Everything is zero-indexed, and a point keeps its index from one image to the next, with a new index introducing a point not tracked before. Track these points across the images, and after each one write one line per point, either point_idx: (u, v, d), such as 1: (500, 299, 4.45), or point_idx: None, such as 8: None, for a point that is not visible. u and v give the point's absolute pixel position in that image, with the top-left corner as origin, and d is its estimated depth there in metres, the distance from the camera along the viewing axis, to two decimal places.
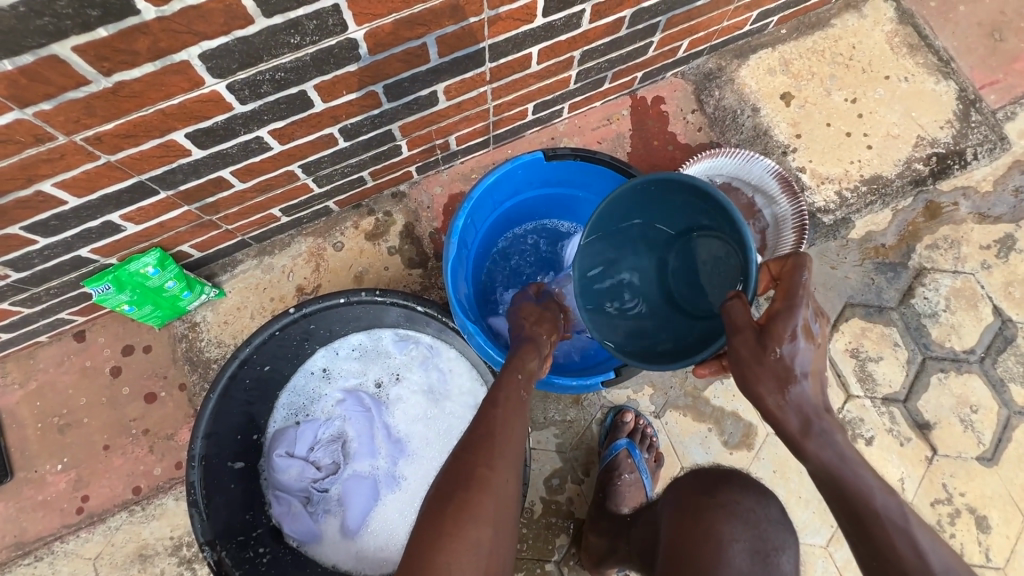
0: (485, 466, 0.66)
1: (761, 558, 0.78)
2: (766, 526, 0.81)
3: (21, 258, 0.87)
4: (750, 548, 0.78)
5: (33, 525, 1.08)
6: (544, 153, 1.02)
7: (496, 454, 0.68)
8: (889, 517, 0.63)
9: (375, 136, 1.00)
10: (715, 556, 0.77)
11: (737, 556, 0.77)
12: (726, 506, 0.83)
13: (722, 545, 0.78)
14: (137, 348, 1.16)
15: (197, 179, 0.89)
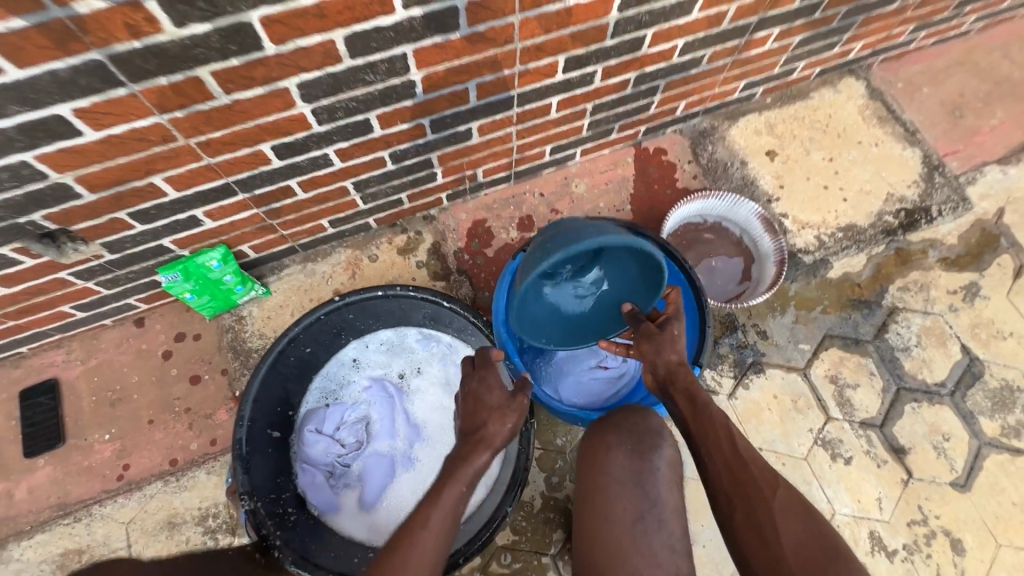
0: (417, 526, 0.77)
1: (638, 456, 0.90)
2: (644, 432, 0.93)
3: (117, 241, 1.04)
4: (629, 450, 0.90)
5: (76, 489, 1.18)
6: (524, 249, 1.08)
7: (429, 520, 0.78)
8: (720, 418, 0.87)
9: (417, 162, 1.19)
10: (601, 458, 0.91)
11: (617, 457, 0.90)
12: (615, 422, 0.95)
13: (606, 452, 0.91)
14: (188, 336, 1.30)
15: (271, 185, 1.07)
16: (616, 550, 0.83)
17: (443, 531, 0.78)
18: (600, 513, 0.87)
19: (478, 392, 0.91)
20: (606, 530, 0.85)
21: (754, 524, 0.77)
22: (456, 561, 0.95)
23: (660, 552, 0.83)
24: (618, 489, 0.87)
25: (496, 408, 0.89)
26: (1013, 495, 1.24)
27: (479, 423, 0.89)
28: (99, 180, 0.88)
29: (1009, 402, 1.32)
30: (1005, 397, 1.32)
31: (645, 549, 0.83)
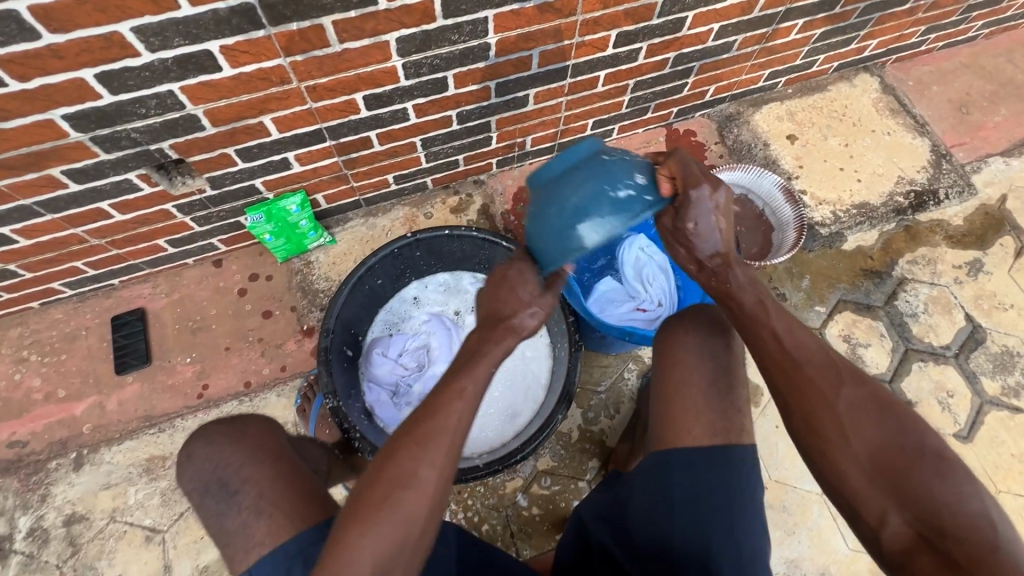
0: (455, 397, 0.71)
1: (714, 338, 0.92)
2: (717, 319, 0.94)
3: (220, 177, 1.18)
4: (703, 332, 0.93)
5: (161, 404, 1.31)
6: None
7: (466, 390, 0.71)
8: (775, 320, 0.79)
9: (479, 124, 1.34)
10: (677, 339, 0.94)
11: (692, 339, 0.93)
12: (684, 313, 0.98)
13: (682, 332, 0.94)
14: (261, 276, 1.44)
15: (355, 134, 1.21)
16: (692, 408, 0.87)
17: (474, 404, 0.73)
18: (678, 379, 0.90)
19: (514, 280, 0.81)
20: (685, 392, 0.89)
21: (818, 434, 0.72)
22: (512, 462, 1.07)
23: (735, 413, 0.86)
24: (692, 364, 0.91)
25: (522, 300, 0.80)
26: (1012, 448, 1.35)
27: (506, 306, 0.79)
28: (222, 115, 1.03)
29: (1009, 365, 1.43)
30: (1005, 361, 1.43)
31: (721, 407, 0.86)
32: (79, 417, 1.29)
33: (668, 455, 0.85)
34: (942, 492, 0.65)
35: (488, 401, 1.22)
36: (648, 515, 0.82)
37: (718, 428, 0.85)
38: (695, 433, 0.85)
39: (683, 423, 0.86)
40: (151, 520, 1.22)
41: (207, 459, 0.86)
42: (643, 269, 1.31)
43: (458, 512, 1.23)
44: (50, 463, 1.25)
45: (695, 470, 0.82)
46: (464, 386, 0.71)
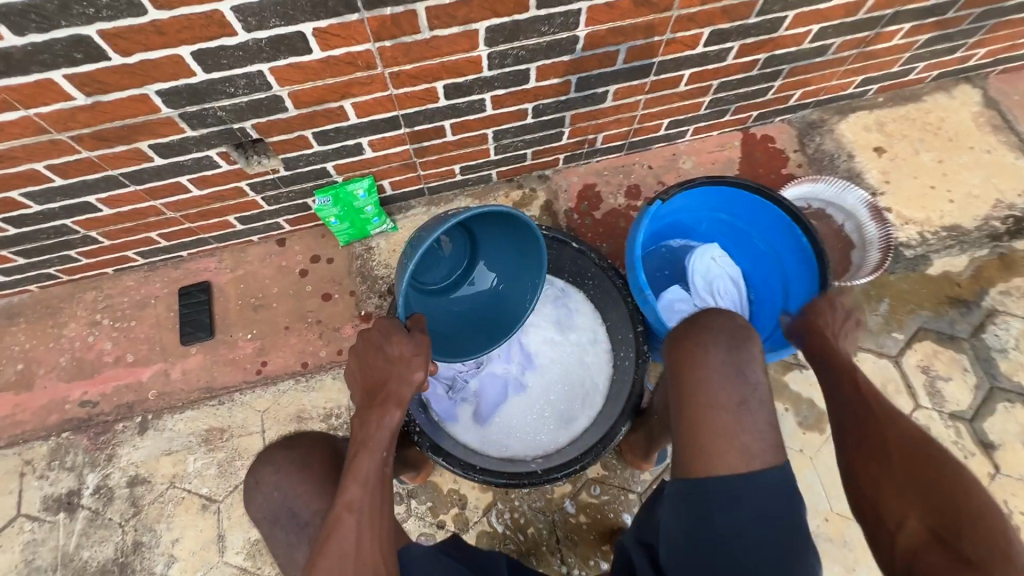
0: (343, 510, 0.73)
1: (737, 347, 0.78)
2: (734, 328, 0.80)
3: (294, 159, 1.19)
4: (724, 345, 0.78)
5: (222, 376, 1.34)
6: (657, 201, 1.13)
7: (351, 497, 0.74)
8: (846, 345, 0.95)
9: (553, 118, 1.30)
10: (697, 355, 0.79)
11: (715, 357, 0.78)
12: (701, 326, 0.81)
13: (702, 348, 0.79)
14: (322, 258, 1.45)
15: (430, 123, 1.19)
16: (724, 434, 0.73)
17: (372, 508, 0.74)
18: (701, 401, 0.76)
19: (378, 338, 0.83)
20: (710, 415, 0.75)
21: (869, 449, 0.78)
22: (574, 469, 1.04)
23: (769, 432, 0.74)
24: (715, 386, 0.76)
25: (398, 358, 0.83)
26: None
27: (384, 378, 0.82)
28: (305, 98, 1.02)
29: None
30: None
31: (753, 428, 0.74)
32: (145, 382, 1.34)
33: (701, 486, 0.73)
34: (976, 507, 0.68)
35: (544, 403, 1.19)
36: (702, 561, 0.70)
37: (754, 451, 0.72)
38: (728, 461, 0.72)
39: (713, 452, 0.73)
40: (207, 489, 1.25)
41: (275, 487, 0.90)
42: (713, 281, 1.27)
43: (504, 512, 1.22)
44: (116, 425, 1.30)
45: (738, 504, 0.70)
46: (353, 498, 0.74)
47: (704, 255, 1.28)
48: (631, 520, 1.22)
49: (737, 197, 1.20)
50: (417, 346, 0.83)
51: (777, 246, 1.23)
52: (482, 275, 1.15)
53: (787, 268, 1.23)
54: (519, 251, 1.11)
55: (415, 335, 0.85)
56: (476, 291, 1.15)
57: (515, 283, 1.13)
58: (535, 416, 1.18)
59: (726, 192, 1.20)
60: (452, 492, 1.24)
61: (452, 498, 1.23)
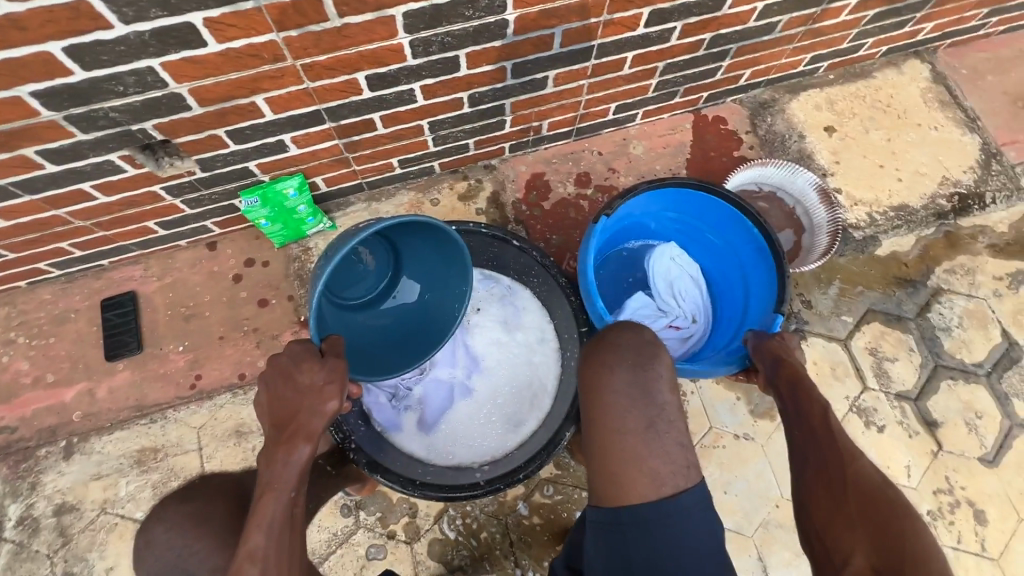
0: (245, 561, 0.67)
1: (641, 367, 0.76)
2: (641, 347, 0.78)
3: (210, 159, 1.09)
4: (628, 366, 0.76)
5: (153, 393, 1.27)
6: (603, 216, 1.08)
7: (253, 546, 0.68)
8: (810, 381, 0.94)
9: (492, 107, 1.23)
10: (602, 377, 0.76)
11: (618, 378, 0.75)
12: (607, 345, 0.78)
13: (607, 369, 0.76)
14: (257, 262, 1.37)
15: (357, 116, 1.11)
16: (632, 462, 0.71)
17: (279, 556, 0.69)
18: (609, 426, 0.73)
19: (289, 367, 0.81)
20: (617, 442, 0.72)
21: (831, 488, 0.80)
22: (516, 479, 1.05)
23: (678, 454, 0.72)
24: (621, 411, 0.73)
25: (310, 386, 0.80)
26: None
27: (296, 410, 0.79)
28: (209, 94, 0.93)
29: None
30: None
31: (661, 451, 0.71)
32: (69, 404, 1.25)
33: (615, 518, 0.71)
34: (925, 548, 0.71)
35: (491, 407, 1.15)
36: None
37: (664, 477, 0.70)
38: (638, 489, 0.70)
39: (624, 480, 0.71)
40: (141, 514, 1.19)
41: (170, 544, 0.86)
42: (674, 282, 1.24)
43: (456, 518, 1.20)
44: (39, 451, 1.22)
45: (652, 535, 0.69)
46: (256, 547, 0.68)
47: (662, 256, 1.24)
48: None
49: (686, 195, 1.16)
50: (331, 375, 0.81)
51: (731, 239, 1.20)
52: (406, 287, 1.13)
53: (744, 261, 1.20)
54: (445, 262, 1.09)
55: (328, 361, 0.82)
56: (401, 304, 1.12)
57: (438, 295, 1.10)
58: (483, 420, 1.14)
59: (672, 193, 1.17)
60: (401, 501, 1.20)
61: (403, 507, 1.20)
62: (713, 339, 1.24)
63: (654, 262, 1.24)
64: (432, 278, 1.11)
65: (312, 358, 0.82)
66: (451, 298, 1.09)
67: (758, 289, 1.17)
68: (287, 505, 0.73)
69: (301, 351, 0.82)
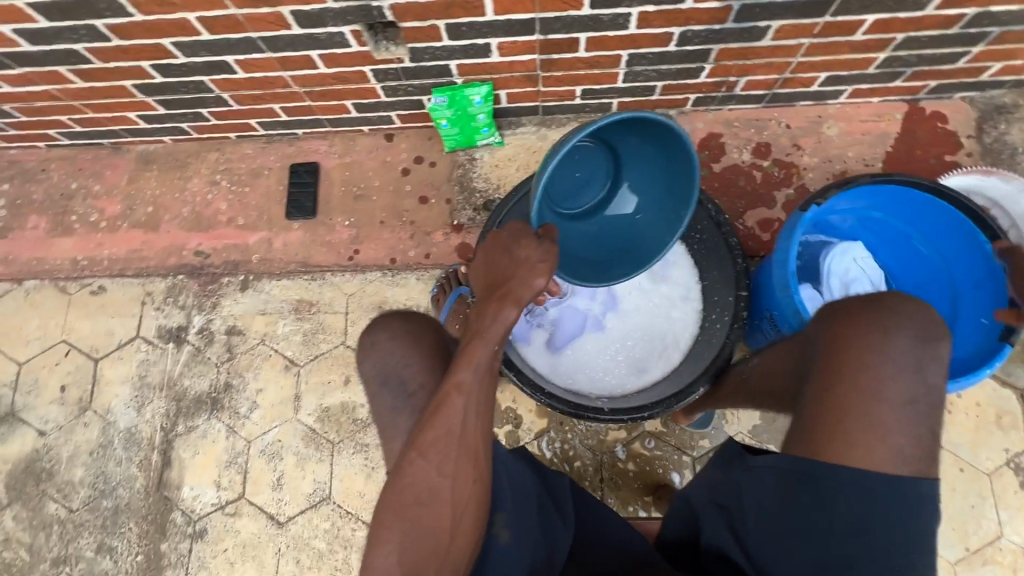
0: (452, 390, 0.74)
1: (924, 342, 0.71)
2: (928, 321, 0.72)
3: (421, 50, 1.16)
4: (912, 335, 0.71)
5: (317, 255, 1.42)
6: (812, 203, 1.01)
7: (462, 381, 0.75)
8: None
9: (698, 50, 1.18)
10: (874, 336, 0.72)
11: (901, 343, 0.71)
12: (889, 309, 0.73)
13: (884, 331, 0.72)
14: (425, 161, 1.46)
15: (566, 34, 1.12)
16: (880, 428, 0.68)
17: (479, 398, 0.75)
18: (868, 388, 0.70)
19: (509, 241, 0.84)
20: (877, 407, 0.69)
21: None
22: (640, 416, 1.02)
23: (931, 440, 0.69)
24: (890, 374, 0.70)
25: (523, 261, 0.81)
26: None
27: (507, 277, 0.81)
28: None
29: None
30: None
31: (915, 428, 0.69)
32: (250, 246, 1.44)
33: (817, 468, 0.70)
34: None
35: (619, 347, 1.17)
36: (803, 542, 0.70)
37: (896, 446, 0.68)
38: (874, 455, 0.68)
39: (861, 439, 0.69)
40: (291, 353, 1.36)
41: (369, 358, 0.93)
42: (857, 283, 1.13)
43: (554, 441, 1.25)
44: (223, 278, 1.43)
45: (862, 499, 0.68)
46: (461, 380, 0.75)
47: (847, 255, 1.14)
48: (678, 480, 1.21)
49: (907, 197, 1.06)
50: (544, 254, 0.81)
51: (945, 251, 1.09)
52: (625, 198, 1.10)
53: (956, 277, 1.09)
54: (667, 178, 1.04)
55: (544, 242, 0.82)
56: (613, 215, 1.11)
57: (655, 213, 1.07)
58: (608, 357, 1.16)
59: (886, 191, 1.07)
60: (509, 410, 1.27)
61: (508, 415, 1.27)
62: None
63: (835, 258, 1.13)
64: (654, 198, 1.07)
65: (528, 236, 0.83)
66: (663, 229, 1.05)
67: (969, 311, 1.07)
68: (492, 356, 0.77)
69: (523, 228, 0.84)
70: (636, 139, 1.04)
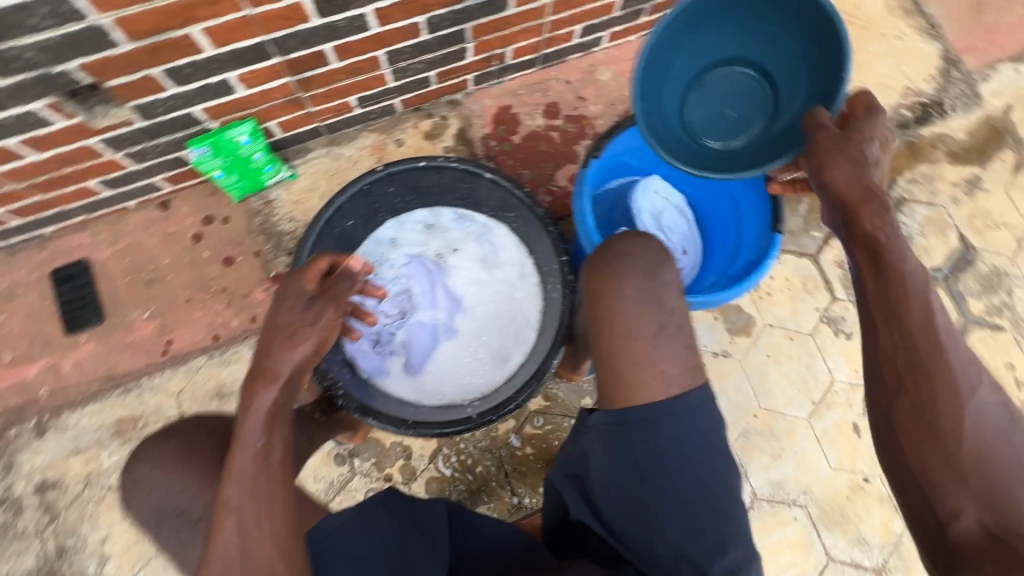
0: (219, 512, 0.67)
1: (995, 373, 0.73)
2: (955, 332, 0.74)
3: (148, 105, 1.01)
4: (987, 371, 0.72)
5: (122, 363, 1.21)
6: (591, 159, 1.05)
7: (228, 497, 0.68)
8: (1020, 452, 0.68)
9: (452, 33, 1.15)
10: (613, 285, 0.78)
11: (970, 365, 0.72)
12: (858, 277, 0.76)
13: (618, 277, 0.78)
14: (216, 219, 1.30)
15: (306, 49, 1.03)
16: (643, 362, 0.74)
17: (254, 507, 0.68)
18: (621, 330, 0.76)
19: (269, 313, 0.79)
20: (631, 345, 0.75)
21: (928, 411, 0.69)
22: (510, 409, 1.06)
23: (685, 354, 0.75)
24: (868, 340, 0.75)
25: (287, 327, 0.77)
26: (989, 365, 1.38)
27: (265, 353, 0.75)
28: (138, 27, 0.84)
29: (995, 285, 1.43)
30: (992, 281, 1.43)
31: (669, 352, 0.75)
32: (33, 381, 1.20)
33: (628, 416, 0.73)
34: (1011, 472, 0.67)
35: (475, 346, 1.15)
36: (633, 488, 0.74)
37: (670, 377, 0.74)
38: (649, 390, 0.73)
39: (634, 379, 0.73)
40: None
41: (156, 485, 0.85)
42: (661, 215, 1.19)
43: (451, 457, 1.22)
44: (9, 430, 1.17)
45: (661, 430, 0.73)
46: (225, 497, 0.68)
47: (646, 192, 1.20)
48: None
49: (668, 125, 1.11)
50: (306, 318, 0.77)
51: (715, 165, 1.15)
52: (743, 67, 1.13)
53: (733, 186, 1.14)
54: (737, 22, 1.07)
55: (314, 303, 0.79)
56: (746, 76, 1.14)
57: (767, 50, 1.09)
58: (468, 359, 1.15)
59: None
60: (396, 444, 1.22)
61: (397, 450, 1.21)
62: (710, 264, 1.19)
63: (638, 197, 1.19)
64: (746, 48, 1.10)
65: (294, 299, 0.79)
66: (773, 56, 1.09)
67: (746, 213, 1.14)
68: (254, 458, 0.69)
69: (295, 287, 0.80)
70: (731, 34, 1.09)
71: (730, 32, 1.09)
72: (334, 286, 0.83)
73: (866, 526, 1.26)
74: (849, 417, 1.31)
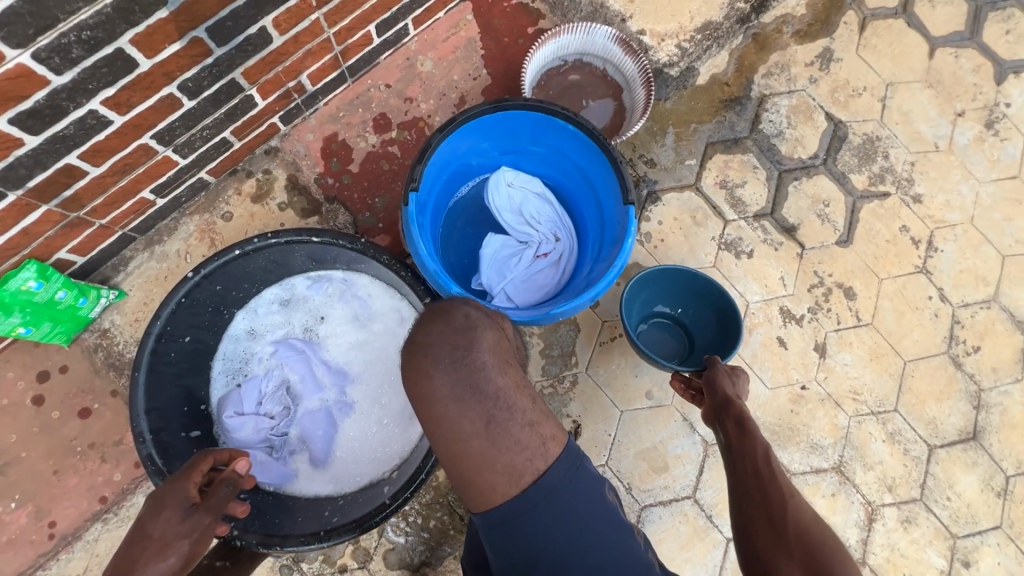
0: None
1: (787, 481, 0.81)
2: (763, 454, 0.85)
3: None
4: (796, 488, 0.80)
5: (8, 565, 1.08)
6: (409, 192, 0.92)
7: None
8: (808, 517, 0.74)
9: (220, 88, 0.98)
10: (422, 388, 0.60)
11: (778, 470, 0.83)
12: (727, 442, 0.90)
13: (425, 378, 0.60)
14: (53, 371, 1.13)
15: (43, 171, 0.86)
16: (481, 467, 0.59)
17: None
18: (446, 437, 0.60)
19: (139, 521, 0.69)
20: (461, 451, 0.60)
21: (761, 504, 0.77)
22: (419, 481, 0.93)
23: (528, 438, 0.60)
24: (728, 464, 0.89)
25: (158, 539, 0.67)
26: (887, 234, 1.38)
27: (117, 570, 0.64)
28: None
29: (872, 153, 1.41)
30: (868, 150, 1.41)
31: (510, 443, 0.60)
32: None
33: (495, 518, 0.61)
34: (820, 536, 0.70)
35: (377, 412, 1.07)
36: None
37: (520, 468, 0.60)
38: (499, 489, 0.60)
39: (480, 485, 0.60)
40: None
41: None
42: (522, 208, 1.10)
43: (399, 523, 1.15)
44: None
45: (521, 529, 0.61)
46: None
47: (497, 190, 1.10)
48: None
49: (488, 121, 1.01)
50: (183, 529, 0.69)
51: (552, 142, 1.06)
52: (641, 308, 1.24)
53: (579, 159, 1.05)
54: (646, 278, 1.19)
55: (193, 514, 0.71)
56: (658, 318, 1.27)
57: (661, 289, 1.23)
58: (375, 429, 1.06)
59: (473, 127, 1.02)
60: None
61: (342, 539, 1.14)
62: (585, 244, 1.12)
63: (491, 197, 1.10)
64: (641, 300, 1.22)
65: (172, 501, 0.72)
66: (667, 301, 1.26)
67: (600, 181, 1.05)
68: None
69: (177, 491, 0.73)
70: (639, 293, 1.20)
71: (669, 290, 1.24)
72: (214, 493, 0.75)
73: (814, 431, 1.28)
74: (772, 333, 1.30)
